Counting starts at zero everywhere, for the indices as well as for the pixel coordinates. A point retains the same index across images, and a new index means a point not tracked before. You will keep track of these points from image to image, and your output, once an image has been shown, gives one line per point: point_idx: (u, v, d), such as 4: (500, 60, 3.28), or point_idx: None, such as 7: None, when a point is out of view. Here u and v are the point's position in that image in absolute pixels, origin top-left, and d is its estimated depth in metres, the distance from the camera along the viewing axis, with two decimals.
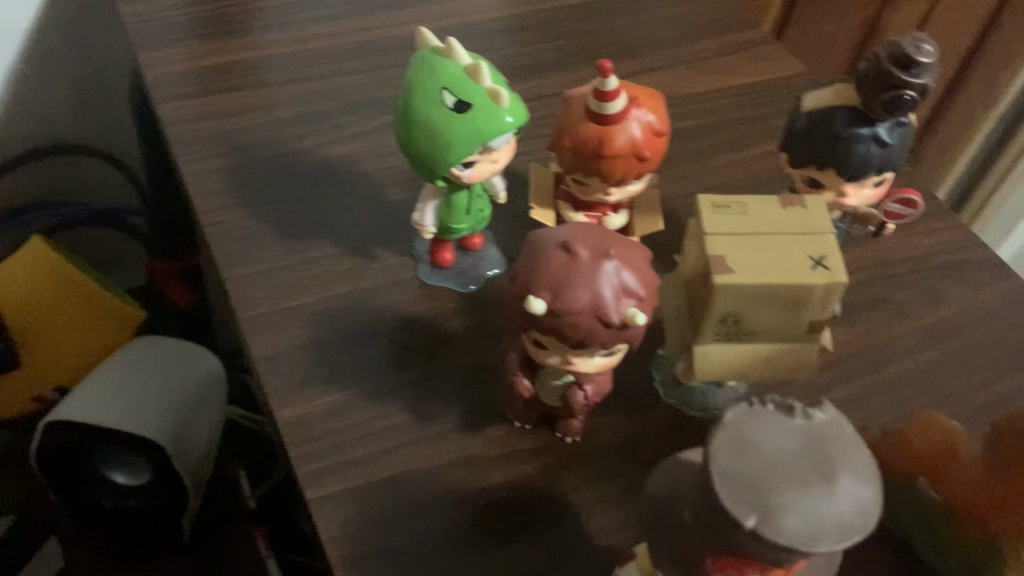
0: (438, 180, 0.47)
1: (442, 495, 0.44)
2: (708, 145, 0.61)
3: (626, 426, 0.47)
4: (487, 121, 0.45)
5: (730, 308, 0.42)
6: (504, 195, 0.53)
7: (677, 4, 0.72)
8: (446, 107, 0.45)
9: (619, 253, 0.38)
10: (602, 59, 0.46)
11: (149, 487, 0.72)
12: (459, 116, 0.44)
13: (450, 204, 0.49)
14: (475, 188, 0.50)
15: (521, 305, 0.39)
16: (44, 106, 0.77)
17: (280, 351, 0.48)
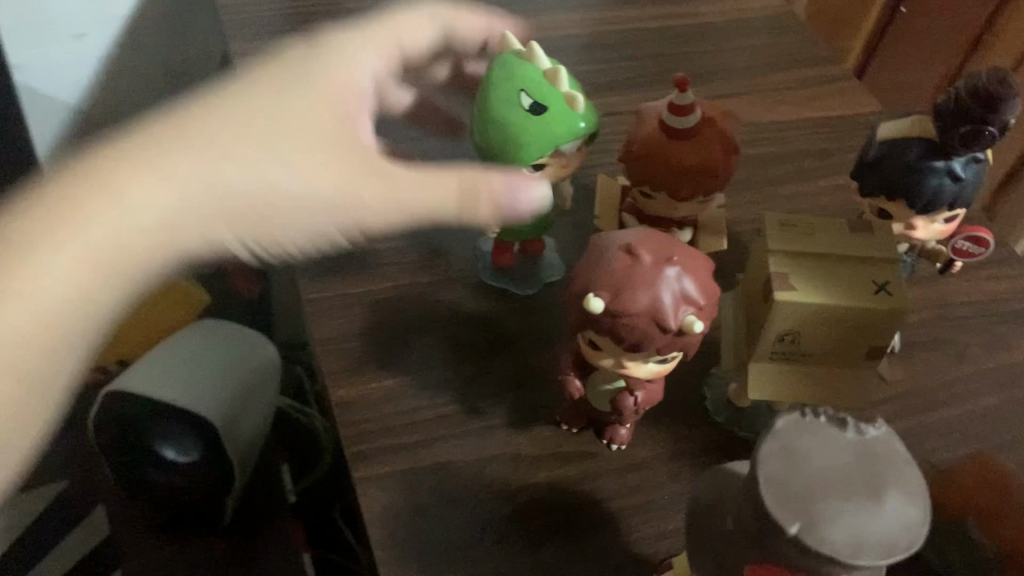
0: None
1: (485, 488, 0.44)
2: (779, 173, 0.61)
3: (674, 438, 0.47)
4: (564, 123, 0.46)
5: (788, 326, 0.42)
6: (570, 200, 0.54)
7: (760, 34, 0.72)
8: (524, 108, 0.46)
9: (681, 260, 0.39)
10: (679, 75, 0.47)
11: (199, 467, 0.72)
12: (536, 118, 0.46)
13: None
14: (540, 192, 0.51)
15: (580, 303, 0.39)
16: (135, 89, 0.81)
17: (340, 335, 0.50)
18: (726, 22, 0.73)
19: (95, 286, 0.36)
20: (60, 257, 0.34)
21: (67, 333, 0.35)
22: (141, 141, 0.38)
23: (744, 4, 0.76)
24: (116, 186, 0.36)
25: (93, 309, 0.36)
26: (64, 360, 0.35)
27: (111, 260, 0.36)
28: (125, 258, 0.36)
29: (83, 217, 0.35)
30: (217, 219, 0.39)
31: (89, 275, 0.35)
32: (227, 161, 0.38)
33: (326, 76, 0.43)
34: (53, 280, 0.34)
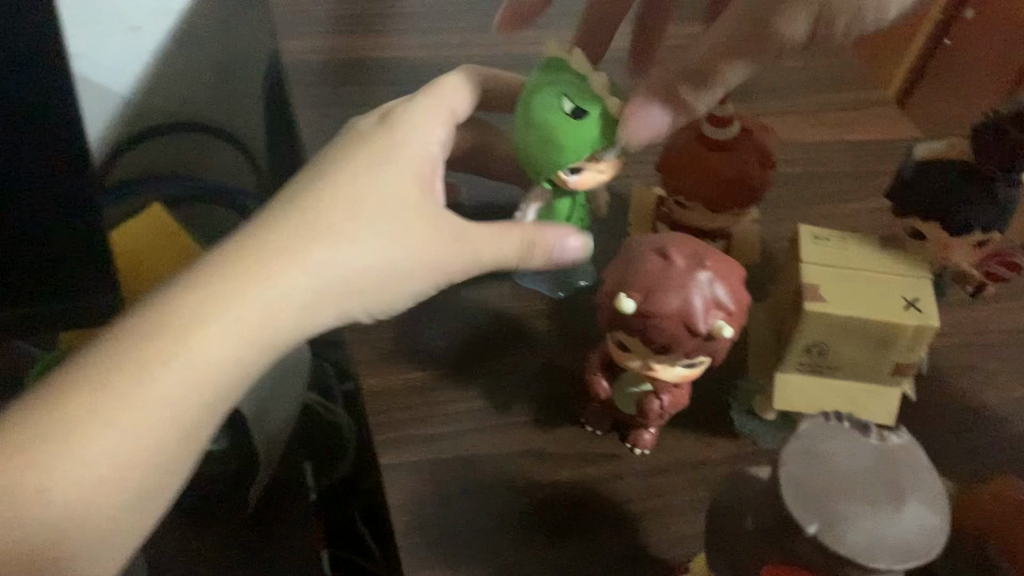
0: (546, 181, 0.50)
1: (507, 481, 0.45)
2: (814, 193, 0.62)
3: (696, 445, 0.47)
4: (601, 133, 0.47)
5: (816, 338, 0.42)
6: (604, 205, 0.57)
7: (801, 55, 0.73)
8: (563, 112, 0.47)
9: (713, 266, 0.39)
10: (719, 87, 0.48)
11: (226, 453, 0.79)
12: (573, 122, 0.47)
13: (552, 207, 0.52)
14: (579, 197, 0.52)
15: (612, 303, 0.40)
16: (186, 85, 0.83)
17: (374, 325, 0.51)
18: None
19: (236, 367, 0.37)
20: (202, 342, 0.36)
21: (208, 411, 0.36)
22: (270, 231, 0.39)
23: None
24: (253, 272, 0.37)
25: (230, 388, 0.37)
26: (199, 435, 0.37)
27: (250, 343, 0.37)
28: (262, 340, 0.37)
29: (219, 303, 0.36)
30: (340, 300, 0.39)
31: (229, 356, 0.36)
32: (350, 242, 0.39)
33: (406, 142, 0.44)
34: (198, 363, 0.35)
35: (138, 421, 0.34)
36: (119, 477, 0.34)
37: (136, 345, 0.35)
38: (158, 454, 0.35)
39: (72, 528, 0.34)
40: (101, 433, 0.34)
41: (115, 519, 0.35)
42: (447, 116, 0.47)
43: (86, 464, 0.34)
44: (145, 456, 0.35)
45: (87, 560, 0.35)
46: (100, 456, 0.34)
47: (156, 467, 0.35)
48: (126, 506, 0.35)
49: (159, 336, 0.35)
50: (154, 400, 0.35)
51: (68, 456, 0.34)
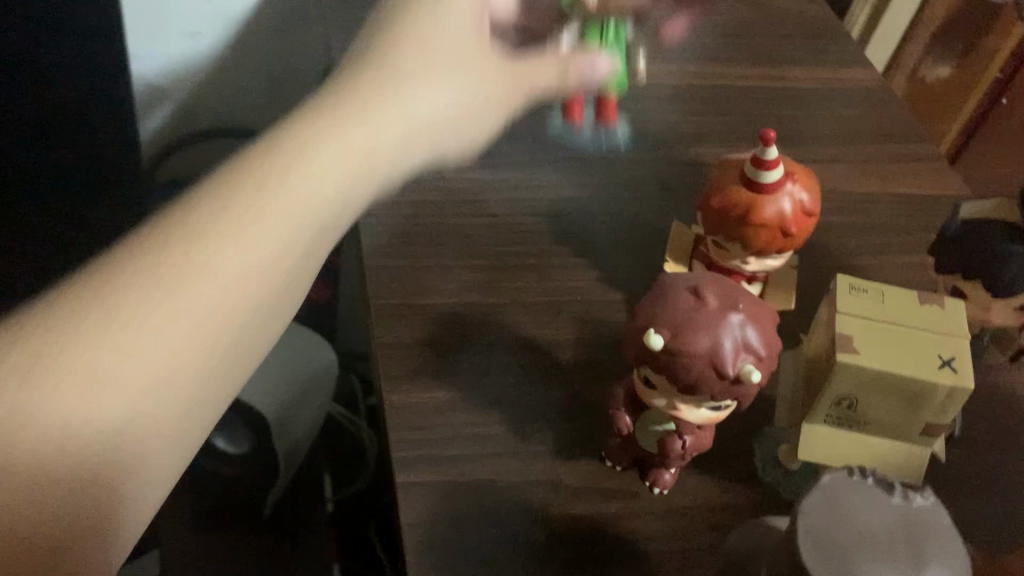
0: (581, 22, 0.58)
1: (523, 510, 0.45)
2: (857, 243, 0.61)
3: (716, 490, 0.47)
4: None
5: (846, 391, 0.42)
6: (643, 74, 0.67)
7: (851, 106, 0.73)
8: None
9: (746, 308, 0.39)
10: (766, 128, 0.47)
11: (246, 459, 0.76)
12: None
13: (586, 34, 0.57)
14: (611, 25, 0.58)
15: (640, 339, 0.39)
16: (239, 93, 0.84)
17: (402, 342, 0.51)
18: (819, 90, 0.74)
19: (318, 228, 0.32)
20: (281, 199, 0.31)
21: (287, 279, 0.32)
22: (340, 90, 0.35)
23: (839, 75, 0.76)
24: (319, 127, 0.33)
25: (309, 254, 0.32)
26: (275, 308, 0.32)
27: (331, 201, 0.32)
28: (339, 201, 0.33)
29: (292, 160, 0.32)
30: (403, 162, 0.36)
31: (309, 215, 0.32)
32: (410, 101, 0.36)
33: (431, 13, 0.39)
34: (276, 222, 0.31)
35: (212, 283, 0.30)
36: (194, 348, 0.29)
37: (204, 204, 0.31)
38: (235, 323, 0.31)
39: (147, 414, 0.29)
40: (171, 297, 0.29)
41: (186, 404, 0.30)
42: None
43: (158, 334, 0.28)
44: (220, 324, 0.30)
45: (157, 456, 0.29)
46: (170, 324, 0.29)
47: (231, 337, 0.31)
48: (203, 386, 0.30)
49: (231, 192, 0.31)
50: (231, 262, 0.30)
51: (135, 321, 0.28)
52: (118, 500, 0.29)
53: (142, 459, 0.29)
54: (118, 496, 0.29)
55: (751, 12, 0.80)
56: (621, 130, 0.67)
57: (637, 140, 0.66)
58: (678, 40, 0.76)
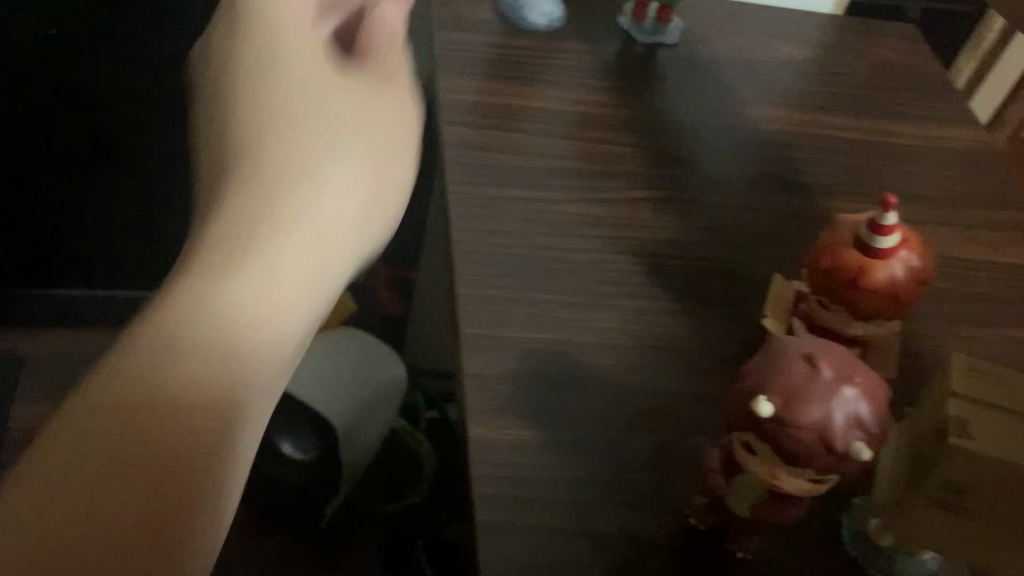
0: None
1: (600, 562, 0.44)
2: (960, 312, 0.59)
3: (801, 560, 0.45)
4: None
5: (955, 476, 0.40)
6: None
7: (958, 166, 0.70)
8: None
9: (862, 383, 0.38)
10: (886, 194, 0.45)
11: (313, 463, 0.78)
12: None
13: None
14: None
15: (747, 403, 0.38)
16: None
17: (489, 374, 0.50)
18: (924, 147, 0.71)
19: (377, 130, 0.40)
20: (265, 136, 0.38)
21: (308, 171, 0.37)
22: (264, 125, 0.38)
23: (947, 132, 0.73)
24: (275, 79, 0.40)
25: (368, 147, 0.39)
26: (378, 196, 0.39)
27: (369, 122, 0.40)
28: (375, 116, 0.40)
29: (275, 112, 0.39)
30: (393, 83, 0.43)
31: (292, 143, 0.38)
32: (291, 48, 0.41)
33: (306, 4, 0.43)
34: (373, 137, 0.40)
35: (261, 210, 0.35)
36: (268, 258, 0.34)
37: (222, 230, 0.34)
38: (296, 225, 0.35)
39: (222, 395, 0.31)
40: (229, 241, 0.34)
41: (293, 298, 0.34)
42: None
43: (212, 286, 0.32)
44: (287, 231, 0.35)
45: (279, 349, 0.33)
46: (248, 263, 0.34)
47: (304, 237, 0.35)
48: (312, 278, 0.35)
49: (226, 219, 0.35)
50: (264, 190, 0.36)
51: (200, 282, 0.32)
52: (209, 485, 0.30)
53: (258, 365, 0.32)
54: (207, 482, 0.30)
55: (856, 62, 0.78)
56: (717, 174, 0.65)
57: (733, 186, 0.65)
58: (780, 84, 0.74)
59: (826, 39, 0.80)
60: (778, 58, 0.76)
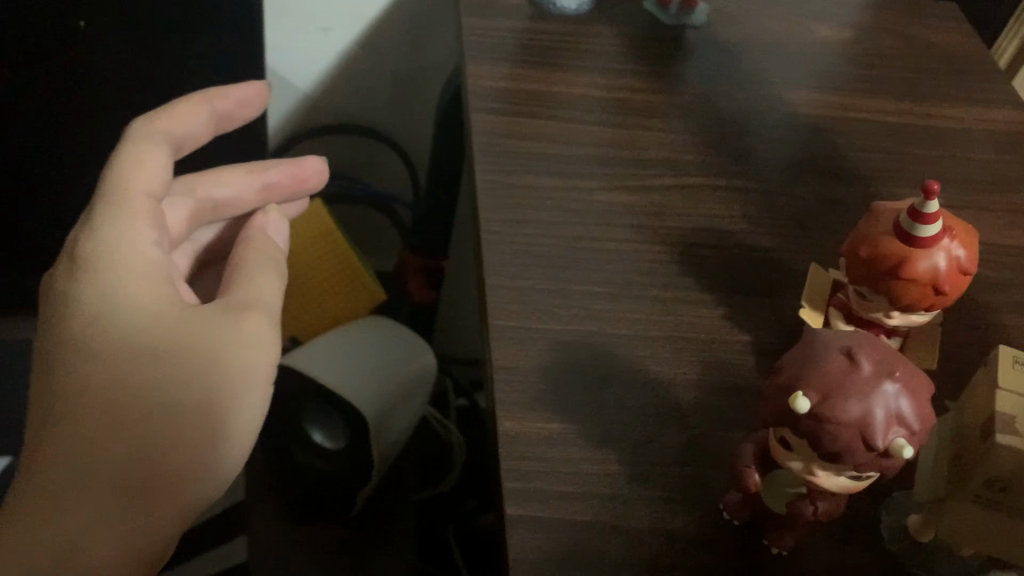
0: None
1: (633, 558, 0.43)
2: (1003, 300, 0.57)
3: (839, 556, 0.44)
4: None
5: (1001, 474, 0.39)
6: None
7: (1002, 149, 0.68)
8: None
9: (904, 378, 0.36)
10: (930, 180, 0.44)
11: (343, 453, 0.76)
12: None
13: None
14: None
15: (783, 398, 0.37)
16: (361, 87, 0.86)
17: (520, 366, 0.49)
18: (966, 130, 0.69)
19: (246, 279, 0.46)
20: (126, 297, 0.42)
21: (202, 316, 0.43)
22: (132, 272, 0.42)
23: (988, 114, 0.71)
24: (131, 257, 0.42)
25: (243, 299, 0.45)
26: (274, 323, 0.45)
27: (241, 281, 0.46)
28: (249, 267, 0.46)
29: (129, 246, 0.42)
30: (254, 251, 0.48)
31: (168, 295, 0.43)
32: (149, 226, 0.43)
33: (149, 164, 0.45)
34: (253, 288, 0.45)
35: (163, 341, 0.42)
36: (193, 382, 0.42)
37: (97, 369, 0.41)
38: (196, 353, 0.42)
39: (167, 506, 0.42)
40: (143, 363, 0.41)
41: (236, 396, 0.43)
42: (211, 205, 0.50)
43: (149, 390, 0.41)
44: (201, 360, 0.42)
45: (237, 430, 0.43)
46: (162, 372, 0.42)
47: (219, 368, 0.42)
48: (241, 389, 0.43)
49: (100, 362, 0.41)
50: (155, 329, 0.42)
51: (124, 392, 0.41)
52: (149, 553, 0.41)
53: (199, 453, 0.42)
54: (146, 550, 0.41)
55: (895, 43, 0.76)
56: (752, 160, 0.64)
57: (768, 173, 0.63)
58: (818, 67, 0.72)
59: (865, 19, 0.78)
60: (816, 40, 0.74)
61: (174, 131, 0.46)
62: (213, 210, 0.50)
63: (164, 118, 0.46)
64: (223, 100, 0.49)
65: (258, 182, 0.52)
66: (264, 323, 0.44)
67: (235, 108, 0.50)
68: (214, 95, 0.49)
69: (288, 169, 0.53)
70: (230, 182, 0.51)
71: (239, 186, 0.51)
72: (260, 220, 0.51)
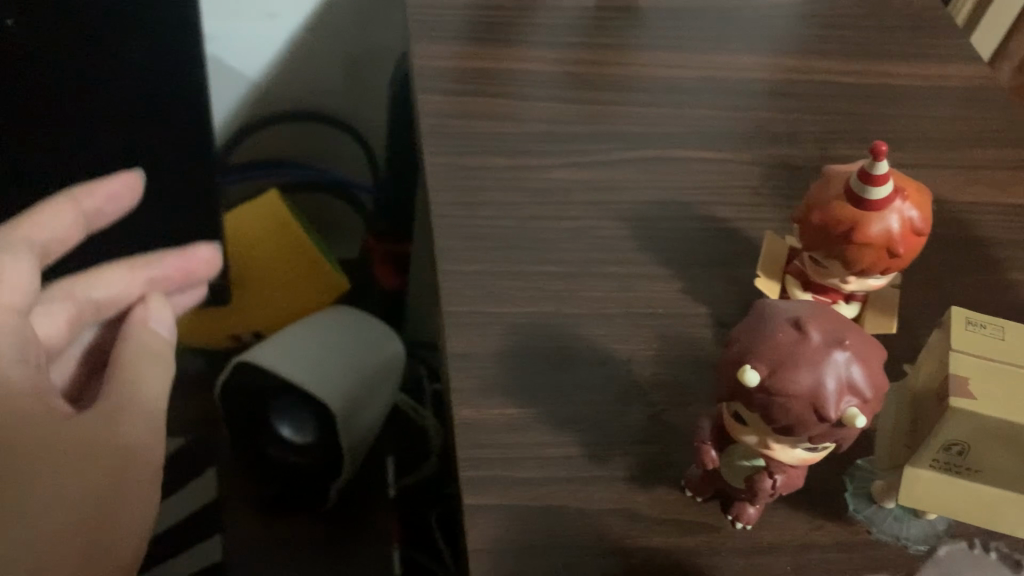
0: None
1: (595, 540, 0.42)
2: (961, 258, 0.57)
3: (803, 528, 0.43)
4: None
5: (958, 437, 0.38)
6: None
7: (958, 103, 0.68)
8: None
9: (854, 346, 0.36)
10: (878, 140, 0.43)
11: (315, 447, 0.72)
12: None
13: None
14: None
15: (734, 372, 0.37)
16: (312, 73, 0.84)
17: (475, 352, 0.48)
18: (923, 87, 0.68)
19: (128, 381, 0.45)
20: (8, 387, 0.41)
21: (76, 429, 0.42)
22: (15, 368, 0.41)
23: (945, 69, 0.70)
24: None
25: (122, 403, 0.44)
26: (154, 425, 0.45)
27: (130, 372, 0.46)
28: (130, 363, 0.46)
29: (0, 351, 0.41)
30: (133, 347, 0.47)
31: (42, 411, 0.41)
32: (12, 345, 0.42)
33: (12, 275, 0.44)
34: (132, 390, 0.45)
35: (36, 458, 0.40)
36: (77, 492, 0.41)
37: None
38: (75, 465, 0.41)
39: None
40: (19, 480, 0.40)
41: (121, 504, 0.42)
42: (92, 306, 0.51)
43: (30, 499, 0.40)
44: (83, 471, 0.41)
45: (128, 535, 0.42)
46: (41, 487, 0.40)
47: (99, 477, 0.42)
48: (128, 494, 0.43)
49: None
50: (31, 445, 0.40)
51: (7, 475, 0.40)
52: None
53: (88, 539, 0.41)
54: None
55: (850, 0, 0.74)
56: (707, 129, 0.63)
57: (724, 141, 0.62)
58: (773, 29, 0.71)
59: None
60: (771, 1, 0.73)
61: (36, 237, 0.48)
62: (95, 310, 0.51)
63: (30, 223, 0.48)
64: (91, 198, 0.52)
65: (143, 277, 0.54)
66: (152, 421, 0.45)
67: (101, 202, 0.53)
68: (83, 194, 0.52)
69: (176, 261, 0.58)
70: (113, 282, 0.52)
71: (125, 283, 0.53)
72: (141, 314, 0.51)
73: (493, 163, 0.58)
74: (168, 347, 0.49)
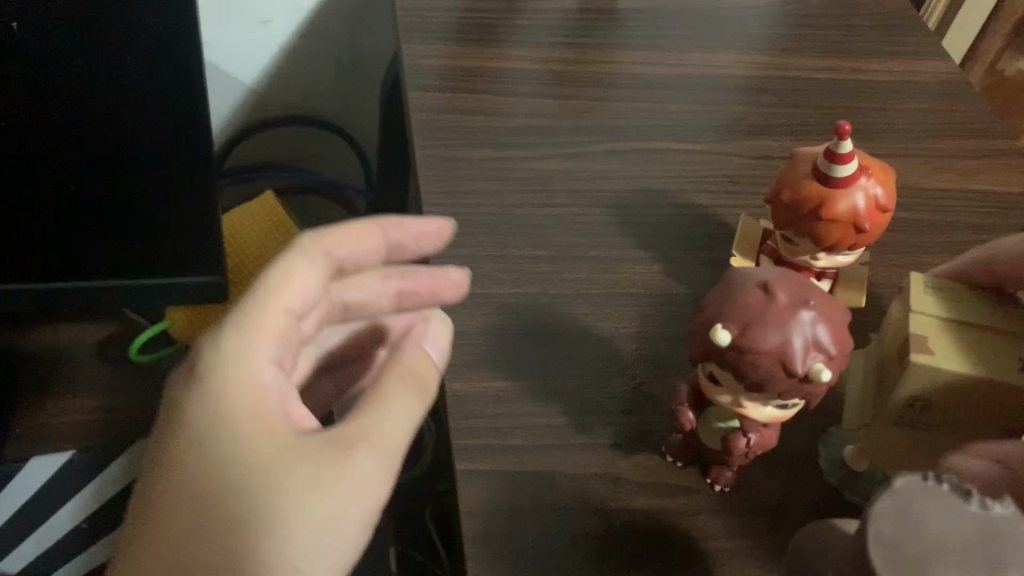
0: None
1: (580, 502, 0.44)
2: (930, 241, 0.59)
3: (777, 489, 0.46)
4: None
5: (919, 393, 0.42)
6: None
7: (926, 97, 0.70)
8: None
9: (818, 307, 0.38)
10: (841, 121, 0.45)
11: None
12: None
13: None
14: None
15: (705, 333, 0.39)
16: (305, 78, 0.87)
17: (464, 330, 0.51)
18: (893, 82, 0.71)
19: (377, 408, 0.39)
20: (248, 390, 0.37)
21: (300, 452, 0.37)
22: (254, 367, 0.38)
23: (914, 66, 0.73)
24: (245, 378, 0.37)
25: (364, 429, 0.38)
26: (387, 468, 0.38)
27: (376, 403, 0.39)
28: (385, 391, 0.40)
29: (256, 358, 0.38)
30: (394, 370, 0.41)
31: (277, 421, 0.37)
32: (270, 349, 0.38)
33: (298, 280, 0.39)
34: (375, 423, 0.38)
35: (250, 473, 0.36)
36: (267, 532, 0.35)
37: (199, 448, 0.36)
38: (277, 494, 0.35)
39: None
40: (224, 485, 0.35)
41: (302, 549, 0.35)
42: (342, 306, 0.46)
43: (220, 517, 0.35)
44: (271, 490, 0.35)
45: None
46: (238, 504, 0.35)
47: (290, 513, 0.35)
48: (332, 537, 0.36)
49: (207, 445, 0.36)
50: (247, 457, 0.36)
51: (217, 479, 0.36)
52: None
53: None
54: None
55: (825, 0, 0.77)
56: (686, 123, 0.65)
57: (703, 133, 0.65)
58: (749, 29, 0.74)
59: None
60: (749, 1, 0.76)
61: (336, 250, 0.42)
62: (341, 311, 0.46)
63: (340, 234, 0.42)
64: (402, 229, 0.45)
65: (394, 288, 0.46)
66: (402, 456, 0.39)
67: (414, 238, 0.45)
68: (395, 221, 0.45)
69: (424, 278, 0.46)
70: (364, 286, 0.46)
71: (374, 289, 0.46)
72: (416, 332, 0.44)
73: (482, 155, 0.61)
74: (434, 376, 0.42)
